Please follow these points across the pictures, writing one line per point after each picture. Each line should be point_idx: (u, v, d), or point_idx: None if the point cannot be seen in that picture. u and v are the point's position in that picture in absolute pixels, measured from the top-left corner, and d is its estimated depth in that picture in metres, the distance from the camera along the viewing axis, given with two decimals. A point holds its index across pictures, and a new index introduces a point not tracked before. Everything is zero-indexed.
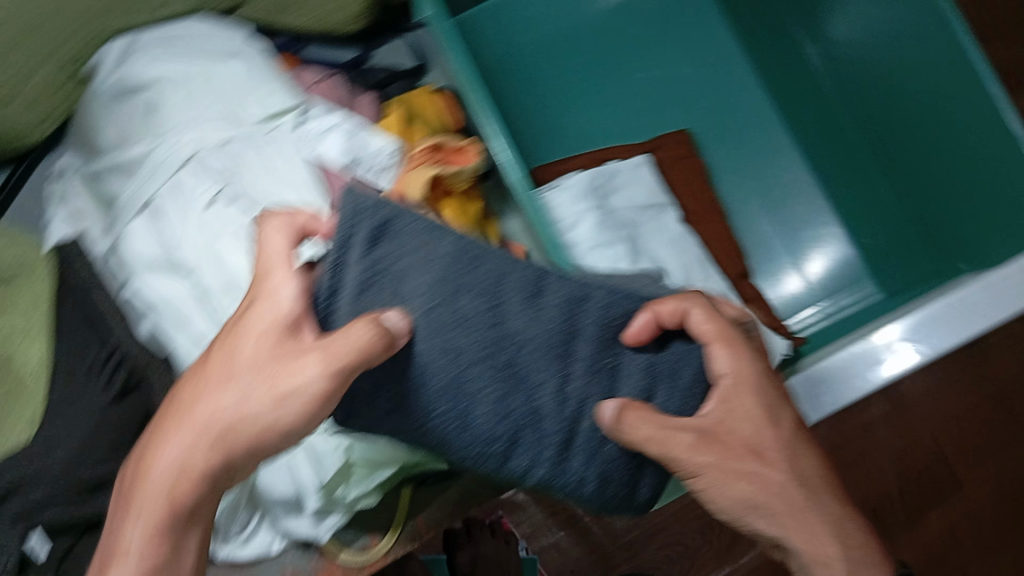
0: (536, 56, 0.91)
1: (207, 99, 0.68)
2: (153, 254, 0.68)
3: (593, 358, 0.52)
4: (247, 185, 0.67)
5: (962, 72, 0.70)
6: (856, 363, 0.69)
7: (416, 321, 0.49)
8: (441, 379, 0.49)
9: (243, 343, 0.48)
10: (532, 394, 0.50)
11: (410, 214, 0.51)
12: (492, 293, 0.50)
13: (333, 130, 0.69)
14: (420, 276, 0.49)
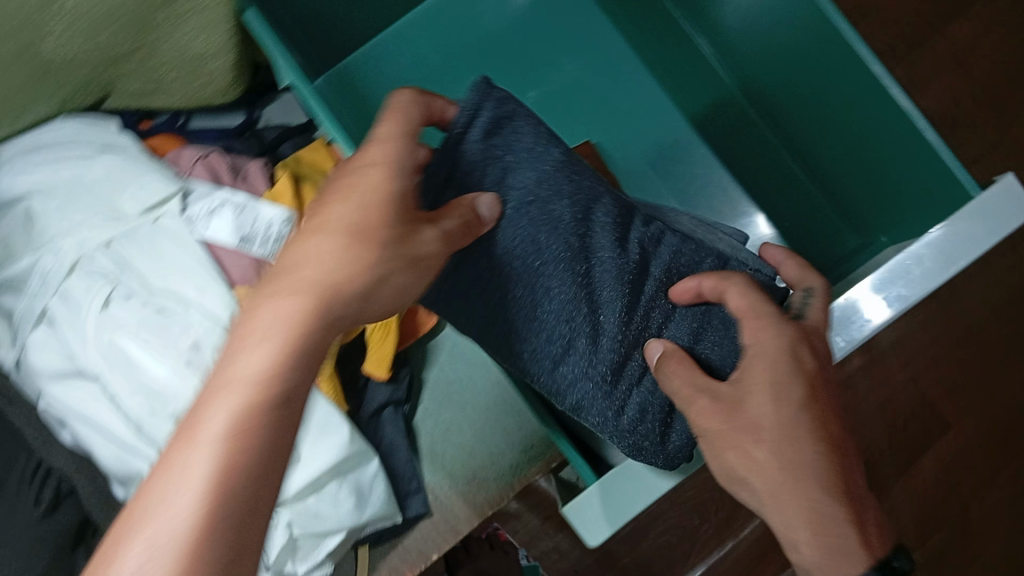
0: (434, 80, 0.84)
1: (84, 200, 0.66)
2: (56, 365, 0.66)
3: (653, 293, 0.55)
4: (140, 280, 0.66)
5: (850, 63, 0.66)
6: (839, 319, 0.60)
7: (505, 213, 0.52)
8: (520, 263, 0.52)
9: (354, 219, 0.44)
10: (603, 304, 0.53)
11: (522, 118, 0.55)
12: (584, 204, 0.53)
13: (221, 209, 0.69)
14: (526, 175, 0.52)
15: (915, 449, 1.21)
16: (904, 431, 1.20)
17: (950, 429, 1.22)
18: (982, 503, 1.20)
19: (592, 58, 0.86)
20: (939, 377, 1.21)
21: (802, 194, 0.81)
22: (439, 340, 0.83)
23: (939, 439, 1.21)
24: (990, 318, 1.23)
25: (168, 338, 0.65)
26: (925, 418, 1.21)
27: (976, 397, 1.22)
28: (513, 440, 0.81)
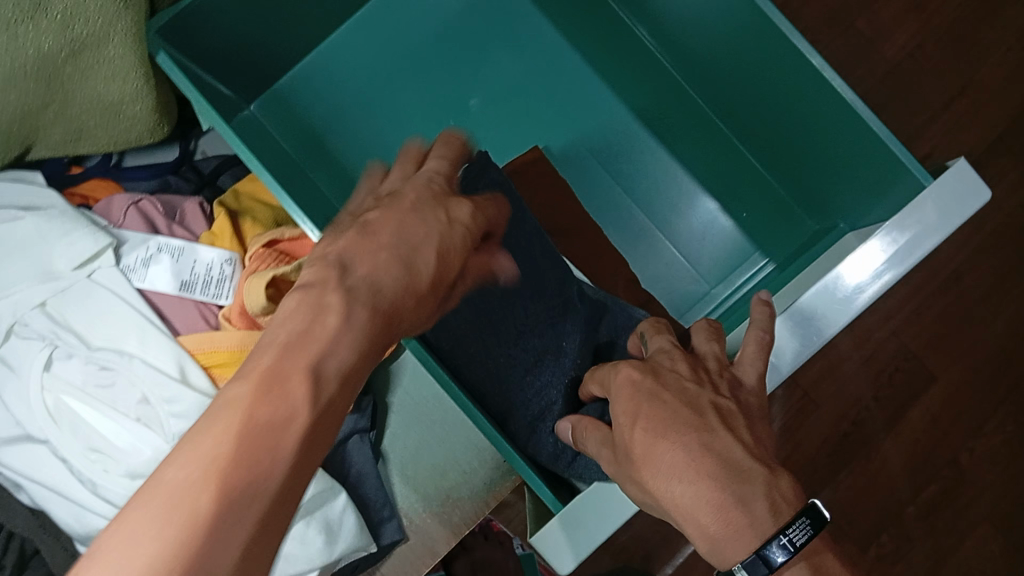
0: (367, 94, 0.81)
1: (12, 263, 0.64)
2: (4, 431, 0.64)
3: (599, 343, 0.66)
4: (79, 338, 0.64)
5: (790, 51, 0.64)
6: (816, 308, 0.55)
7: None
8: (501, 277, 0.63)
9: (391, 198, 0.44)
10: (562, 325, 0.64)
11: None
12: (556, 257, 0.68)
13: (157, 255, 0.67)
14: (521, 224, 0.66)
15: (900, 407, 1.16)
16: (888, 389, 1.15)
17: (937, 383, 1.16)
18: (972, 456, 1.16)
19: (530, 54, 0.82)
20: (923, 335, 1.16)
21: (757, 183, 0.80)
22: (400, 362, 0.79)
23: (925, 395, 1.16)
24: (972, 268, 1.17)
25: (115, 395, 0.64)
26: (910, 377, 1.16)
27: (960, 350, 1.17)
28: (484, 457, 0.78)
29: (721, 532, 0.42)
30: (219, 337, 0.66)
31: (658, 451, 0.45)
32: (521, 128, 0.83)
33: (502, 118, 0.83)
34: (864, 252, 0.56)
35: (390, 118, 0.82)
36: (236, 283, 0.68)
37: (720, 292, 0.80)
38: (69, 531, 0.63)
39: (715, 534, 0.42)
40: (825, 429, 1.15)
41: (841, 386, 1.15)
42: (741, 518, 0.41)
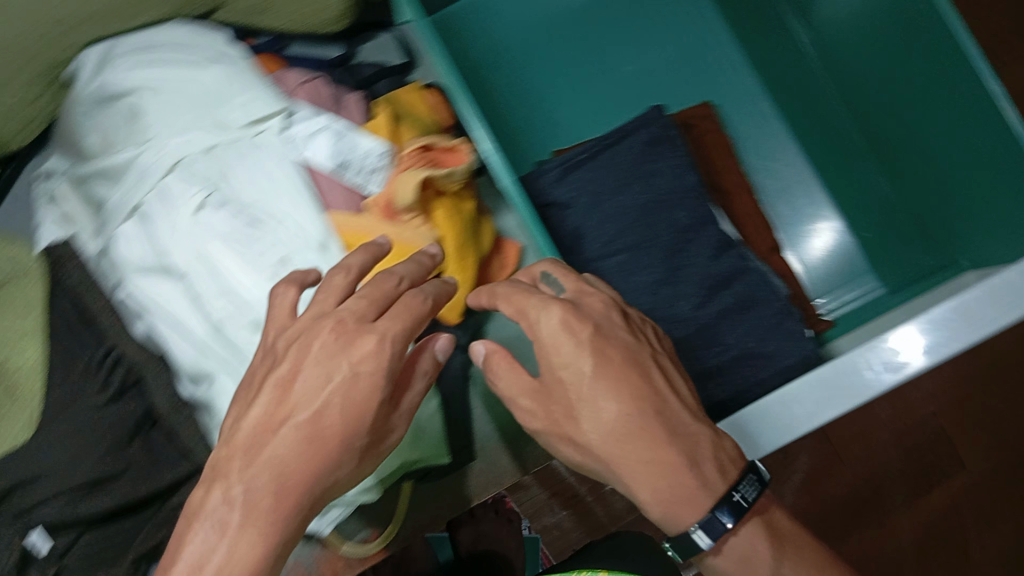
0: (533, 36, 0.85)
1: (190, 109, 0.68)
2: (141, 259, 0.68)
3: (725, 303, 0.70)
4: (234, 192, 0.67)
5: (955, 61, 0.66)
6: (942, 325, 0.61)
7: (628, 197, 0.70)
8: (631, 230, 0.69)
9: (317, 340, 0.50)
10: (690, 277, 0.70)
11: (678, 151, 0.72)
12: (701, 216, 0.71)
13: (322, 131, 0.69)
14: (666, 181, 0.71)
15: (926, 480, 1.21)
16: (916, 460, 1.21)
17: (965, 466, 1.22)
18: (983, 548, 1.21)
19: (685, 34, 0.86)
20: (963, 412, 1.23)
21: (883, 208, 0.82)
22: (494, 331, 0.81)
23: (951, 476, 1.22)
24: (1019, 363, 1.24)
25: (257, 250, 0.67)
26: (941, 452, 1.22)
27: (993, 438, 1.23)
28: None
29: (673, 496, 0.52)
30: (363, 221, 0.68)
31: (599, 399, 0.53)
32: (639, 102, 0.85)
33: (626, 85, 0.85)
34: (993, 286, 0.61)
35: (547, 62, 0.84)
36: (386, 177, 0.70)
37: (827, 303, 0.82)
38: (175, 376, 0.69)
39: (668, 497, 0.52)
40: (856, 479, 1.20)
41: (875, 442, 1.21)
42: (691, 484, 0.52)
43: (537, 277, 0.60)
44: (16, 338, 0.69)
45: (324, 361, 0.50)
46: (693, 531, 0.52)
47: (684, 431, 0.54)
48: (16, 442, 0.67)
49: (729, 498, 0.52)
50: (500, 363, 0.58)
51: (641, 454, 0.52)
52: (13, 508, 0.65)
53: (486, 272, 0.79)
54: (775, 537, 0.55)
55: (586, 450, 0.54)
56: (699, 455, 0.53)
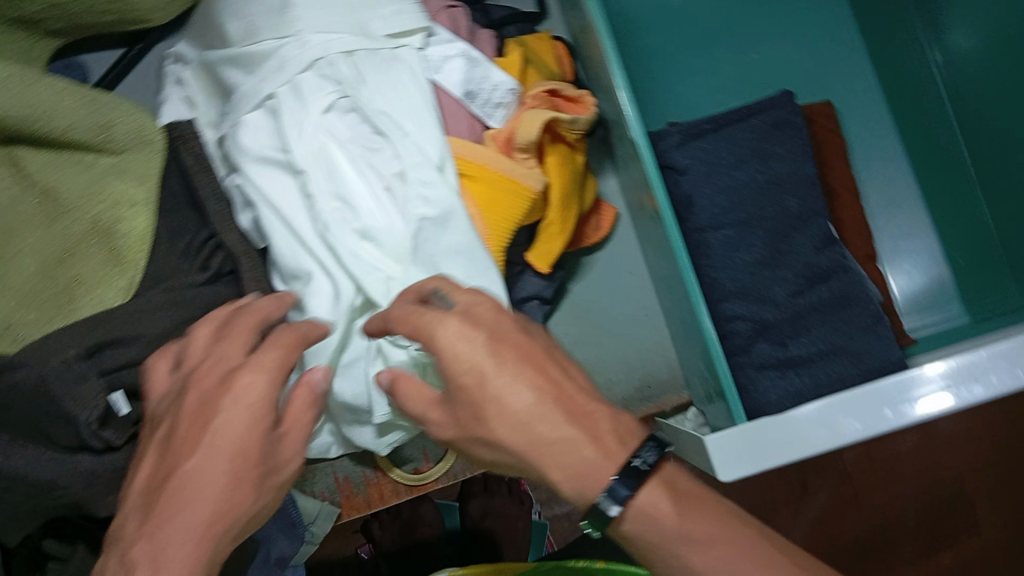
0: (668, 12, 0.86)
1: (340, 12, 0.69)
2: (263, 150, 0.69)
3: (823, 296, 0.71)
4: (365, 100, 0.69)
5: None
6: (1011, 354, 0.61)
7: (745, 175, 0.71)
8: (742, 206, 0.71)
9: (201, 390, 0.50)
10: (794, 264, 0.71)
11: (798, 140, 0.74)
12: (812, 208, 0.72)
13: (456, 58, 0.71)
14: (783, 163, 0.72)
15: (939, 541, 1.14)
16: (932, 519, 1.14)
17: (982, 534, 1.15)
18: None
19: (812, 36, 0.87)
20: (995, 477, 1.16)
21: (980, 234, 0.80)
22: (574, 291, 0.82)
23: (965, 542, 1.14)
24: None
25: (377, 159, 0.69)
26: (960, 514, 1.14)
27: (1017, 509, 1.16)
28: (634, 376, 0.81)
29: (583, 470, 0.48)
30: (480, 151, 0.70)
31: (512, 392, 0.49)
32: (752, 88, 0.87)
33: (743, 69, 0.86)
34: None
35: (680, 39, 0.86)
36: (508, 113, 0.72)
37: (913, 321, 0.83)
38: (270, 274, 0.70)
39: (577, 472, 0.48)
40: (863, 527, 1.13)
41: (895, 491, 1.14)
42: (590, 455, 0.48)
43: (428, 293, 0.54)
44: (123, 204, 0.67)
45: (204, 407, 0.49)
46: (599, 501, 0.47)
47: (584, 409, 0.49)
48: (108, 302, 0.66)
49: (627, 463, 0.47)
50: (406, 385, 0.54)
51: (540, 434, 0.48)
52: (100, 363, 0.63)
53: (582, 231, 0.79)
54: (682, 497, 0.49)
55: (500, 447, 0.49)
56: (600, 428, 0.49)
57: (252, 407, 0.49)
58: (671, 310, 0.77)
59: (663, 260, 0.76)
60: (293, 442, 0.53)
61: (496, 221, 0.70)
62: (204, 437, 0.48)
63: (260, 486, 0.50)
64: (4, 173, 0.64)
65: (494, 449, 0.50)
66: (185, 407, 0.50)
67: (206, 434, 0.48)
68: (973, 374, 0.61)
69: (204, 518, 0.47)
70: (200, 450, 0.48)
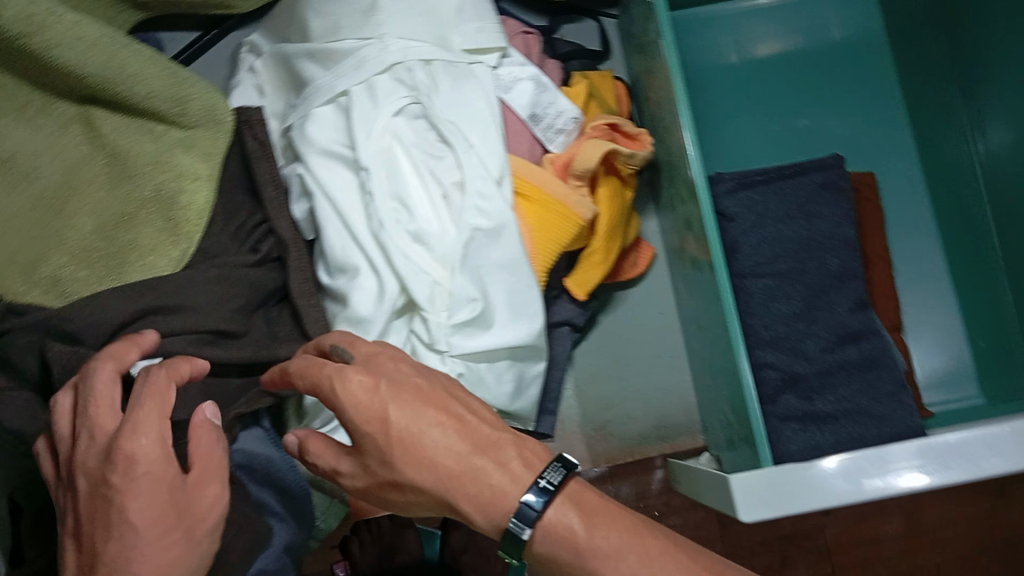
0: (728, 69, 0.91)
1: (423, 22, 0.72)
2: (329, 144, 0.71)
3: (854, 355, 0.72)
4: (434, 107, 0.70)
5: None
6: (1002, 441, 0.59)
7: (790, 232, 0.75)
8: (785, 257, 0.74)
9: (93, 464, 0.49)
10: (827, 319, 0.73)
11: (840, 207, 0.77)
12: (849, 270, 0.74)
13: (524, 81, 0.75)
14: (826, 222, 0.76)
15: None
16: None
17: None
18: None
19: (859, 108, 0.90)
20: None
21: (1001, 314, 0.82)
22: (604, 324, 0.84)
23: None
24: None
25: (438, 166, 0.71)
26: None
27: None
28: (651, 413, 0.83)
29: (493, 493, 0.50)
30: (538, 172, 0.73)
31: (419, 431, 0.51)
32: (796, 151, 0.90)
33: (786, 133, 0.90)
34: None
35: (735, 95, 0.91)
36: (568, 141, 0.75)
37: (931, 395, 0.85)
38: (319, 266, 0.71)
39: (482, 500, 0.51)
40: None
41: None
42: (498, 482, 0.51)
43: (327, 347, 0.57)
44: (185, 176, 0.67)
45: (102, 481, 0.48)
46: (509, 525, 0.49)
47: (489, 439, 0.52)
48: (159, 270, 0.66)
49: (533, 483, 0.50)
50: (315, 443, 0.55)
51: (447, 469, 0.51)
52: (138, 332, 0.63)
53: (619, 264, 0.81)
54: (589, 513, 0.51)
55: (413, 489, 0.52)
56: (507, 455, 0.52)
57: (148, 475, 0.48)
58: (698, 355, 0.78)
59: (696, 305, 0.76)
60: (214, 488, 0.52)
61: (543, 242, 0.72)
62: (120, 521, 0.48)
63: (190, 536, 0.50)
64: (77, 132, 0.66)
65: (409, 489, 0.52)
66: (83, 495, 0.50)
67: (114, 519, 0.48)
68: (948, 457, 0.59)
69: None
70: (114, 539, 0.48)
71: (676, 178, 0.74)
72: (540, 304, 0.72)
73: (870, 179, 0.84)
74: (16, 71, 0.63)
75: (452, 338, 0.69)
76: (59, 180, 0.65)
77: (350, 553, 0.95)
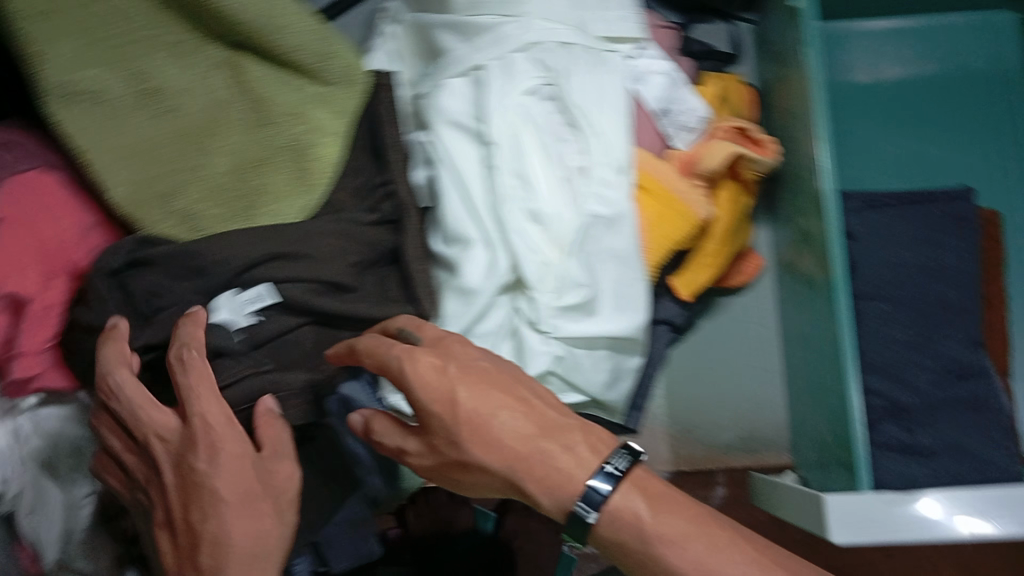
0: (858, 87, 0.91)
1: (566, 5, 0.73)
2: (458, 113, 0.71)
3: (967, 393, 0.69)
4: (567, 90, 0.71)
5: None
6: None
7: (909, 258, 0.74)
8: (902, 283, 0.73)
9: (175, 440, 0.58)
10: (939, 353, 0.70)
11: (964, 240, 0.75)
12: (966, 306, 0.72)
13: (656, 74, 0.75)
14: (946, 255, 0.74)
15: None
16: None
17: None
18: None
19: (994, 142, 0.87)
20: None
21: None
22: (702, 328, 0.83)
23: None
24: None
25: (562, 149, 0.71)
26: None
27: None
28: (741, 425, 0.83)
29: (567, 476, 0.54)
30: (661, 166, 0.73)
31: (490, 416, 0.54)
32: (920, 176, 0.88)
33: (907, 149, 0.89)
34: None
35: (863, 113, 0.90)
36: (691, 139, 0.76)
37: None
38: (433, 233, 0.71)
39: (551, 483, 0.54)
40: None
41: None
42: (564, 466, 0.54)
43: (394, 330, 0.60)
44: (318, 130, 0.69)
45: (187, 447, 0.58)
46: (576, 507, 0.53)
47: (554, 424, 0.55)
48: (285, 218, 0.68)
49: (600, 468, 0.53)
50: (379, 424, 0.59)
51: (513, 451, 0.54)
52: (259, 275, 0.65)
53: (727, 271, 0.80)
54: (654, 501, 0.54)
55: (484, 469, 0.55)
56: (573, 439, 0.55)
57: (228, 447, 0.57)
58: (798, 371, 0.78)
59: (804, 321, 0.75)
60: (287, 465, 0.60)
61: (658, 237, 0.72)
62: (214, 498, 0.57)
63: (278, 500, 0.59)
64: (223, 75, 0.68)
65: (476, 468, 0.56)
66: (173, 471, 0.59)
67: (206, 497, 0.57)
68: None
69: (246, 548, 0.57)
70: (212, 516, 0.57)
71: (803, 192, 0.72)
72: (646, 299, 0.72)
73: (995, 217, 0.82)
74: (177, 10, 0.66)
75: (556, 320, 0.69)
76: (203, 117, 0.67)
77: (404, 520, 0.92)
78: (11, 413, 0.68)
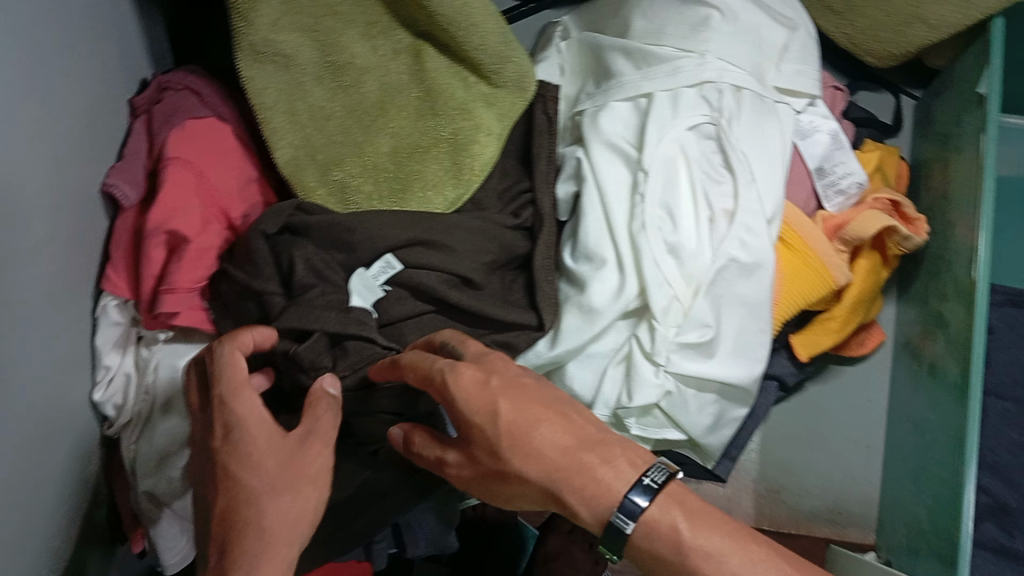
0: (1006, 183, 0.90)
1: (747, 50, 0.73)
2: (615, 136, 0.72)
3: None
4: (729, 132, 0.71)
5: None
6: None
7: None
8: None
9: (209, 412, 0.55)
10: None
11: None
12: None
13: (818, 133, 0.75)
14: None
15: None
16: None
17: None
18: None
19: None
20: None
21: None
22: (808, 391, 0.83)
23: None
24: None
25: (714, 190, 0.71)
26: None
27: None
28: (827, 495, 0.81)
29: (609, 489, 0.47)
30: (807, 224, 0.73)
31: (534, 430, 0.48)
32: None
33: None
34: None
35: (1007, 208, 0.89)
36: (842, 204, 0.77)
37: None
38: (567, 245, 0.72)
39: (587, 493, 0.47)
40: None
41: None
42: (607, 478, 0.47)
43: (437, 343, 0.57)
44: (479, 129, 0.71)
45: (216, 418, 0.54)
46: (614, 519, 0.46)
47: (597, 437, 0.49)
48: (432, 207, 0.70)
49: (639, 480, 0.46)
50: (420, 434, 0.56)
51: (552, 462, 0.48)
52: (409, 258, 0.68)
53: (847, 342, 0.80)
54: (694, 515, 0.46)
55: (526, 481, 0.49)
56: (613, 454, 0.48)
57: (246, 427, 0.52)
58: (902, 451, 0.77)
59: (920, 403, 0.74)
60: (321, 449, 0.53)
61: (791, 294, 0.71)
62: (229, 471, 0.51)
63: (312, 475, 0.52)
64: (405, 63, 0.70)
65: (513, 481, 0.50)
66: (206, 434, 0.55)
67: (233, 468, 0.51)
68: None
69: (273, 527, 0.50)
70: (226, 487, 0.51)
71: (945, 274, 0.72)
72: (766, 351, 0.71)
73: None
74: None
75: (674, 355, 0.69)
76: (375, 97, 0.69)
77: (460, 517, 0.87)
78: (133, 345, 0.70)
